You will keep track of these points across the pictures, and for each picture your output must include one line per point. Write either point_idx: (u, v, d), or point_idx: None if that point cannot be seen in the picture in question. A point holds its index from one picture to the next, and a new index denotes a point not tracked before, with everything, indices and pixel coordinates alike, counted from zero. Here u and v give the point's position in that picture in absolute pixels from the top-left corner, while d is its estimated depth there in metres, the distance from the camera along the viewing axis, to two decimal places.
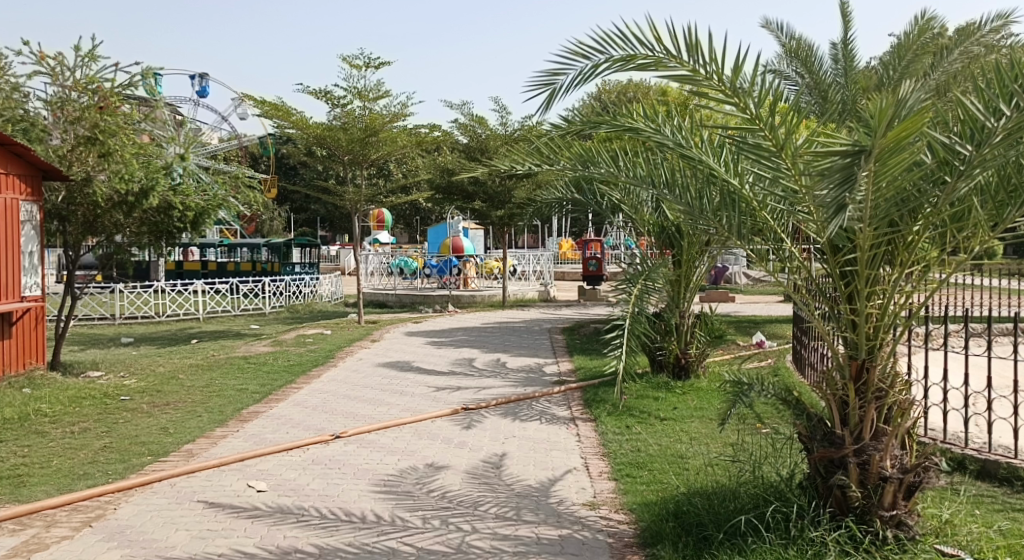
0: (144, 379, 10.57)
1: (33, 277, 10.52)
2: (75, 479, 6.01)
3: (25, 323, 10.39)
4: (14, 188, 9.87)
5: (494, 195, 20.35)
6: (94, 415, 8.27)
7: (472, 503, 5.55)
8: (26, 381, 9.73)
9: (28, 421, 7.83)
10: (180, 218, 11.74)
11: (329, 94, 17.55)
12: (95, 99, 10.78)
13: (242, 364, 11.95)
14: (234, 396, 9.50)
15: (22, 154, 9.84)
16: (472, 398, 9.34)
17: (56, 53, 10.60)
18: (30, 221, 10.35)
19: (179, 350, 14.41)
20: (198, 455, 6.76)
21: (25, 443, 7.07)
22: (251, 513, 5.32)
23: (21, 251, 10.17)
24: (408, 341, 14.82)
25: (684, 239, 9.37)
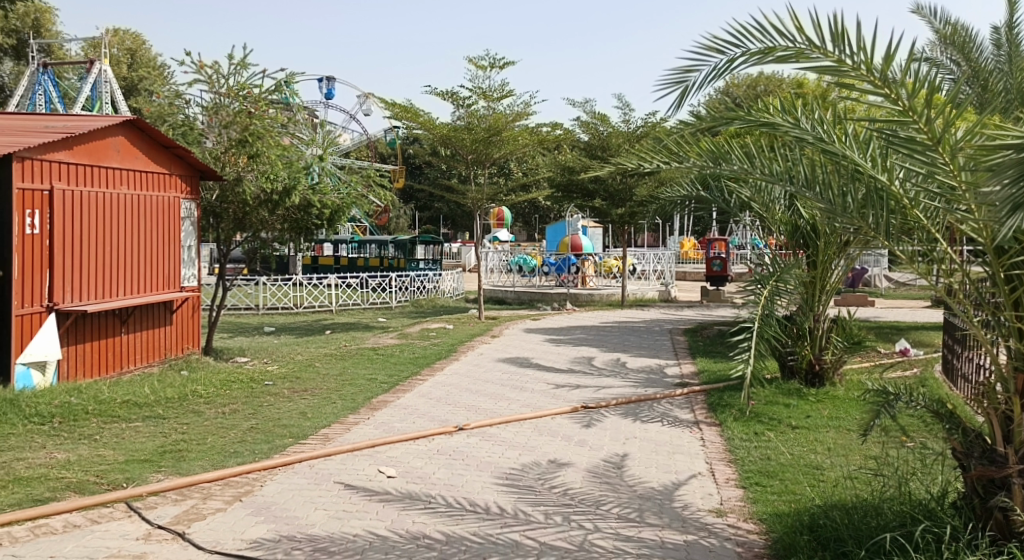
0: (284, 366, 11.21)
1: (191, 270, 11.39)
2: (226, 456, 6.45)
3: (184, 311, 11.25)
4: (175, 187, 10.74)
5: (615, 194, 20.15)
6: (241, 398, 8.87)
7: (594, 503, 5.52)
8: (183, 363, 10.58)
9: (186, 400, 8.47)
10: (318, 215, 12.27)
11: (454, 95, 18.01)
12: (246, 104, 11.63)
13: (371, 355, 12.46)
14: (364, 385, 9.91)
15: (183, 157, 10.67)
16: (592, 397, 9.30)
17: (213, 63, 11.39)
18: (189, 218, 11.18)
19: (314, 340, 15.18)
20: (334, 440, 7.10)
21: (183, 421, 7.66)
22: (382, 497, 5.53)
23: (181, 245, 11.03)
24: (527, 338, 14.95)
25: (820, 239, 8.90)
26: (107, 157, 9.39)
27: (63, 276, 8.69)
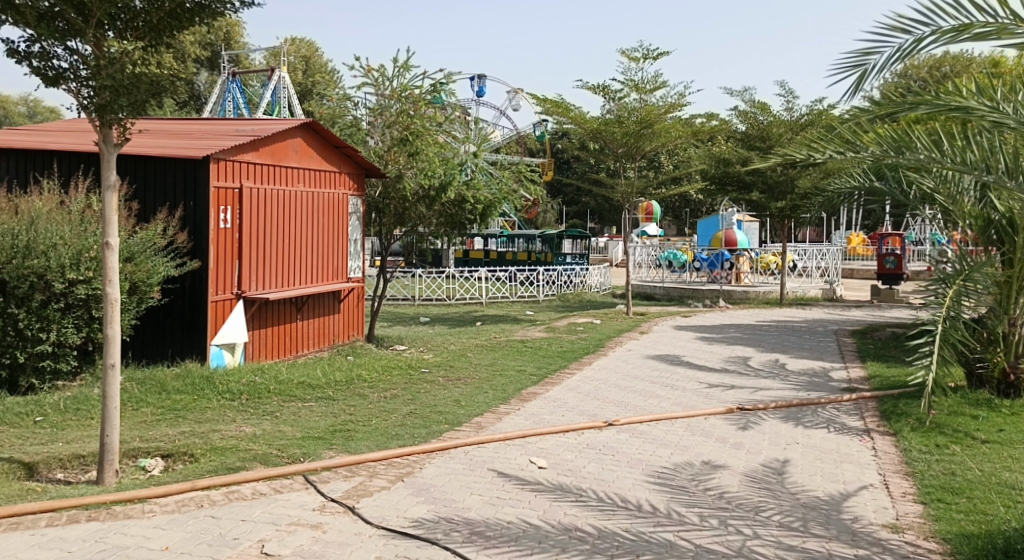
0: (438, 355, 11.60)
1: (357, 262, 12.06)
2: (388, 438, 6.75)
3: (351, 300, 11.92)
4: (344, 184, 11.40)
5: (775, 186, 19.22)
6: (400, 384, 9.26)
7: (753, 508, 5.29)
8: (349, 349, 11.21)
9: (351, 384, 8.96)
10: (471, 210, 12.58)
11: (606, 89, 17.85)
12: (407, 105, 12.15)
13: (521, 347, 12.63)
14: (514, 376, 10.06)
15: (351, 156, 11.30)
16: (749, 399, 8.92)
17: (379, 66, 11.96)
18: (355, 213, 11.84)
19: (466, 331, 15.60)
20: (487, 428, 7.25)
21: (350, 403, 8.12)
22: (535, 487, 5.57)
23: (349, 238, 11.68)
24: (678, 335, 14.59)
25: (1017, 235, 8.05)
26: (287, 158, 10.07)
27: (250, 267, 9.42)
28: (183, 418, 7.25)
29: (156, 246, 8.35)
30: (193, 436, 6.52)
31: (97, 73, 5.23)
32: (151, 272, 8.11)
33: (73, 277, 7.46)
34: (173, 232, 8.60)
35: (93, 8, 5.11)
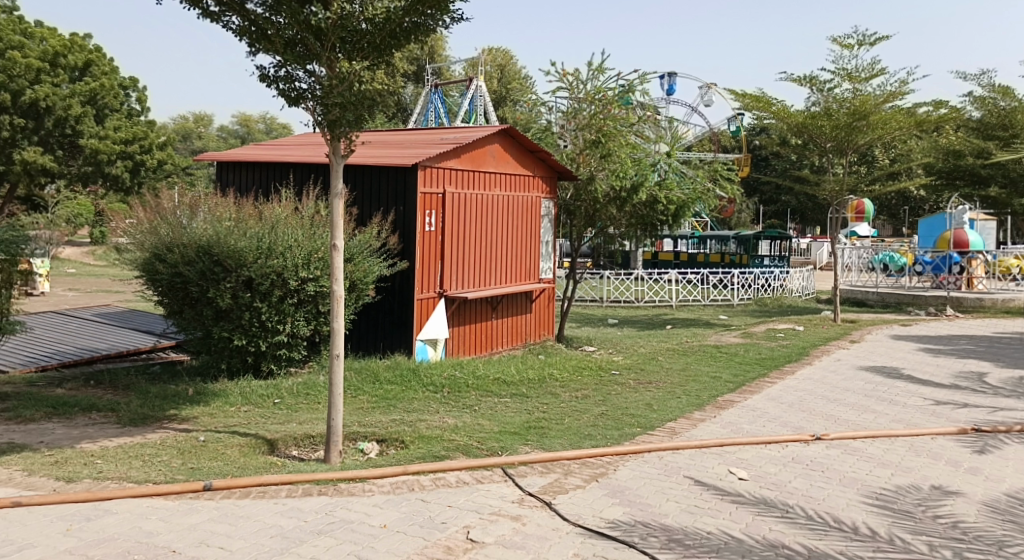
0: (629, 357, 11.45)
1: (548, 263, 12.22)
2: (581, 437, 6.74)
3: (542, 301, 12.12)
4: (537, 187, 11.61)
5: (1017, 179, 17.07)
6: (592, 384, 9.24)
7: (994, 542, 4.67)
8: (541, 348, 11.40)
9: (544, 383, 9.06)
10: (663, 212, 12.18)
11: (813, 80, 16.75)
12: (599, 108, 12.09)
13: (716, 353, 12.15)
14: (709, 382, 9.68)
15: (545, 159, 11.49)
16: (984, 419, 7.94)
17: (573, 70, 12.04)
18: (548, 215, 12.01)
19: (656, 334, 15.30)
20: (681, 434, 7.02)
21: (543, 401, 8.21)
22: (735, 498, 5.30)
23: (541, 240, 11.87)
24: (896, 345, 13.34)
25: None
26: (485, 163, 10.41)
27: (451, 267, 9.86)
28: (394, 407, 7.71)
29: (373, 247, 8.85)
30: (402, 424, 6.90)
31: (326, 92, 5.73)
32: (367, 272, 8.66)
33: (304, 275, 8.16)
34: (386, 234, 9.14)
35: (329, 33, 5.70)
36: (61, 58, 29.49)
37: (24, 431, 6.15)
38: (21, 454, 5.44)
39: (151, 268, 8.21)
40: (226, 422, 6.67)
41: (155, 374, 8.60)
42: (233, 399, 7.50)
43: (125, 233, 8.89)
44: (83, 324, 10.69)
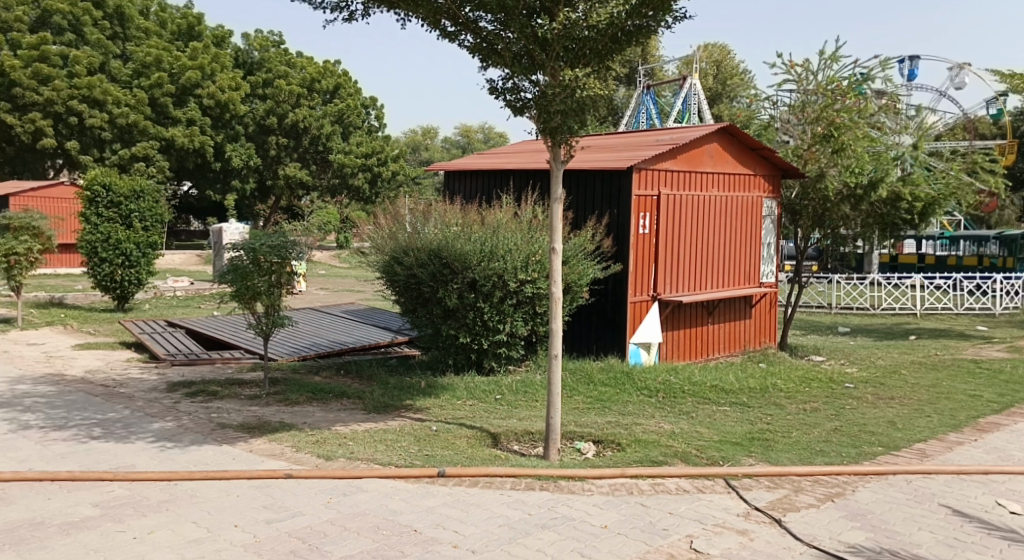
0: (866, 370, 10.50)
1: (770, 266, 11.58)
2: (813, 453, 6.27)
3: (763, 306, 11.51)
4: (759, 187, 11.05)
5: None
6: (822, 397, 8.58)
7: None
8: (761, 356, 10.83)
9: (768, 393, 8.56)
10: (906, 209, 11.36)
11: None
12: (832, 99, 10.99)
13: (972, 368, 10.79)
14: (965, 402, 8.60)
15: (768, 157, 10.90)
16: None
17: (802, 61, 11.31)
18: (771, 216, 11.38)
19: (898, 345, 13.90)
20: (933, 457, 6.29)
21: (767, 412, 7.75)
22: (1004, 534, 4.64)
23: (763, 242, 11.27)
24: None
25: None
26: (703, 163, 10.08)
27: (666, 270, 9.66)
28: (609, 409, 7.68)
29: (588, 250, 8.85)
30: (618, 427, 6.86)
31: (550, 102, 5.79)
32: (582, 274, 8.69)
33: (523, 277, 8.38)
34: (600, 237, 9.12)
35: (554, 43, 5.80)
36: (316, 83, 32.92)
37: (289, 412, 6.89)
38: (288, 432, 6.10)
39: (391, 270, 8.92)
40: (455, 414, 7.02)
41: (393, 367, 9.26)
42: (459, 392, 7.88)
43: (368, 238, 9.72)
44: (334, 320, 11.81)
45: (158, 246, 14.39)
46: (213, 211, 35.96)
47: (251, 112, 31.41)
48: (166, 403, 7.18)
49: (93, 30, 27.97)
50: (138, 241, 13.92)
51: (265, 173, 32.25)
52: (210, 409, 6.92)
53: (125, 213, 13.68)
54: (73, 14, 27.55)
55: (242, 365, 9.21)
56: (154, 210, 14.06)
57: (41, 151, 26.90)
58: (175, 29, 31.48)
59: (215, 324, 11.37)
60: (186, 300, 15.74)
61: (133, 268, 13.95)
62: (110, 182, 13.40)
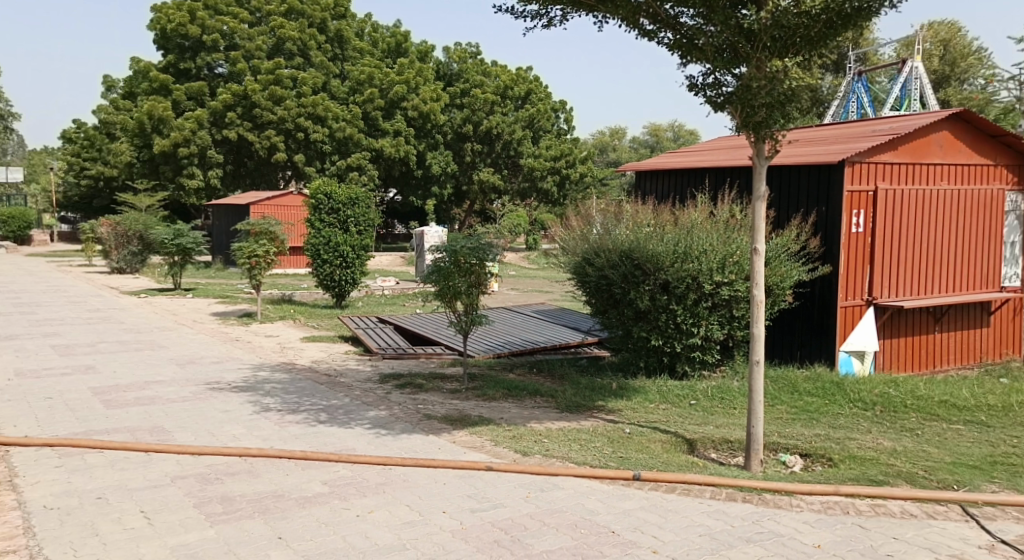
0: None
1: (1013, 268, 10.32)
2: None
3: (1003, 313, 10.28)
4: (999, 178, 9.88)
5: None
6: None
7: None
8: (1001, 370, 9.66)
9: (1013, 412, 7.56)
10: None
11: None
12: None
13: None
14: None
15: (1011, 144, 9.73)
16: None
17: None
18: (1014, 211, 10.16)
19: None
20: None
21: (1013, 433, 6.85)
22: None
23: (1004, 241, 10.06)
24: None
25: None
26: (930, 154, 9.19)
27: (884, 273, 8.89)
28: (818, 421, 7.19)
29: (791, 251, 8.33)
30: (830, 440, 6.40)
31: (753, 96, 5.44)
32: (785, 276, 8.18)
33: (719, 279, 8.05)
34: (806, 237, 8.53)
35: (762, 33, 5.51)
36: (510, 89, 33.95)
37: (489, 407, 7.12)
38: (488, 426, 6.31)
39: (582, 270, 8.94)
40: (648, 418, 6.91)
41: (585, 367, 9.29)
42: (652, 396, 7.73)
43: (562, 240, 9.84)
44: (527, 319, 12.08)
45: (371, 249, 15.46)
46: (416, 216, 38.21)
47: (449, 121, 33.07)
48: (378, 393, 7.70)
49: (317, 53, 30.77)
50: (353, 244, 15.03)
51: (461, 179, 33.81)
52: (416, 401, 7.33)
53: (344, 219, 14.86)
54: (302, 40, 30.44)
55: (444, 360, 9.67)
56: (367, 216, 15.17)
57: (273, 164, 29.70)
58: (385, 48, 33.92)
59: (420, 322, 12.03)
60: (393, 299, 16.82)
61: (349, 269, 15.09)
62: (331, 190, 14.70)
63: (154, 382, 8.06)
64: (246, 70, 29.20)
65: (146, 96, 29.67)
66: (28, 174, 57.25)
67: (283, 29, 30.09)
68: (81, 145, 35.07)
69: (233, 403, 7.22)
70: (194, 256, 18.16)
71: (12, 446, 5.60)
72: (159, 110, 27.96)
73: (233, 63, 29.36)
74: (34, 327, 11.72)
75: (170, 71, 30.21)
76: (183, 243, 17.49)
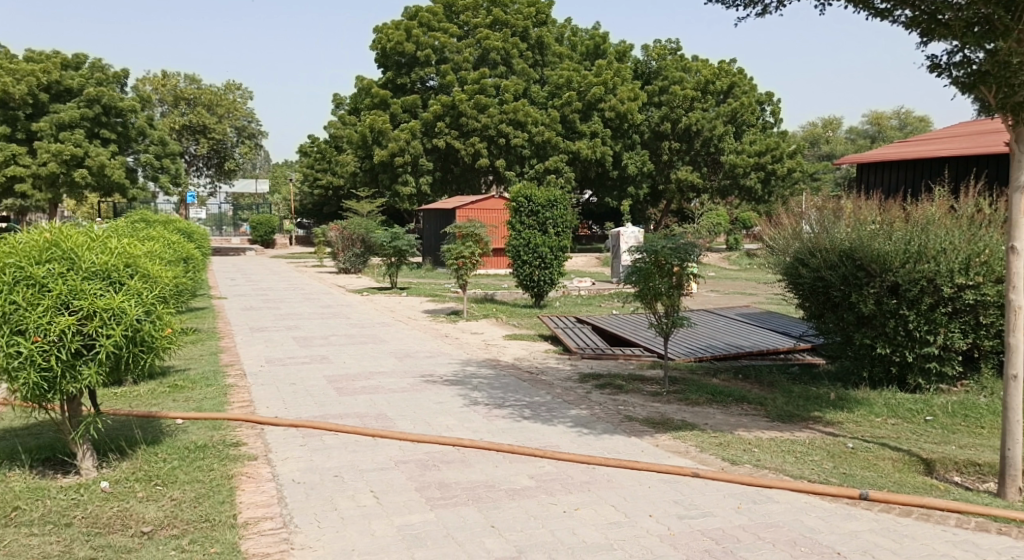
0: None
1: None
2: None
3: None
4: None
5: None
6: None
7: None
8: None
9: None
10: None
11: None
12: None
13: None
14: None
15: None
16: None
17: None
18: None
19: None
20: None
21: None
22: None
23: None
24: None
25: None
26: None
27: None
28: None
29: None
30: None
31: (1013, 74, 4.91)
32: None
33: (961, 282, 7.33)
34: None
35: None
36: (711, 85, 32.98)
37: (692, 412, 7.03)
38: (693, 431, 6.24)
39: (795, 273, 8.64)
40: (874, 433, 6.46)
41: (797, 374, 8.82)
42: (878, 409, 7.23)
43: (780, 246, 9.63)
44: (729, 323, 11.71)
45: (569, 250, 15.71)
46: (612, 217, 38.33)
47: (647, 120, 32.86)
48: (579, 392, 7.87)
49: (518, 60, 31.79)
50: (551, 245, 15.36)
51: (658, 178, 33.45)
52: (618, 402, 7.40)
53: (543, 220, 15.27)
54: (505, 49, 31.53)
55: (643, 362, 9.65)
56: (565, 218, 15.49)
57: (477, 169, 31.09)
58: (584, 50, 34.37)
59: (619, 323, 12.08)
60: (590, 299, 17.02)
61: (548, 269, 15.42)
62: (532, 193, 15.25)
63: (377, 373, 8.81)
64: (454, 81, 30.89)
65: (367, 111, 32.29)
66: (270, 184, 64.38)
67: (488, 39, 31.33)
68: (313, 157, 38.89)
69: (446, 396, 7.72)
70: (408, 257, 19.51)
71: (265, 424, 6.40)
72: (379, 124, 30.39)
73: (443, 76, 31.17)
74: (277, 321, 13.24)
75: (389, 86, 32.71)
76: (399, 245, 18.86)
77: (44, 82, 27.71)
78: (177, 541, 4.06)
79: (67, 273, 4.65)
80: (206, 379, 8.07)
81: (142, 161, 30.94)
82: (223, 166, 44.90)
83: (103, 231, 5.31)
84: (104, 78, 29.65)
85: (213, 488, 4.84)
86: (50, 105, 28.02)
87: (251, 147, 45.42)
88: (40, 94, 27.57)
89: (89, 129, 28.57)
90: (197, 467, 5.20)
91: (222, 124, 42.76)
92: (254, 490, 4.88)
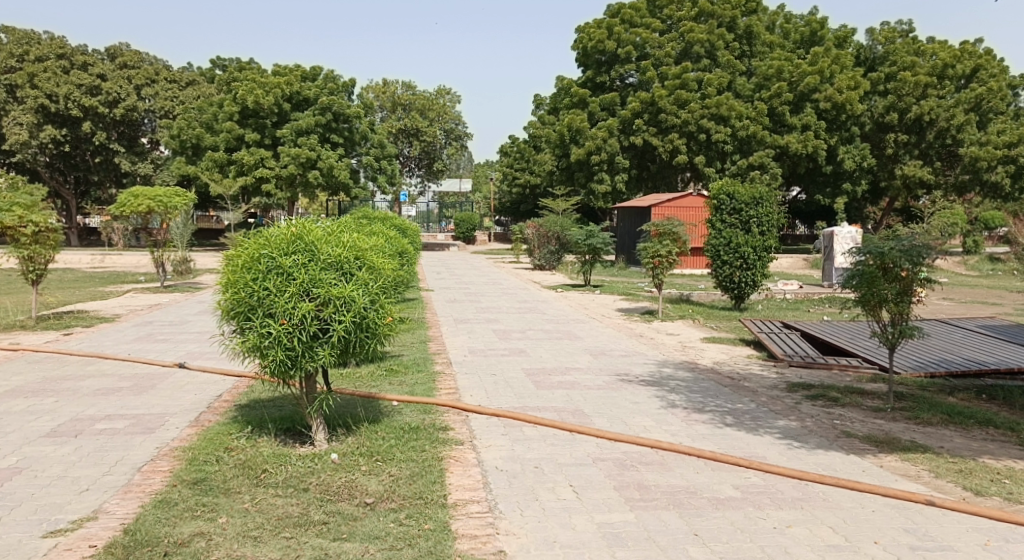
0: None
1: None
2: None
3: None
4: None
5: None
6: None
7: None
8: None
9: None
10: None
11: None
12: None
13: None
14: None
15: None
16: None
17: None
18: None
19: None
20: None
21: None
22: None
23: None
24: None
25: None
26: None
27: None
28: None
29: None
30: None
31: None
32: None
33: None
34: None
35: None
36: (949, 69, 29.87)
37: (923, 433, 6.40)
38: (924, 454, 5.68)
39: None
40: None
41: None
42: None
43: None
44: (968, 336, 10.53)
45: (774, 250, 14.87)
46: (823, 215, 36.06)
47: (869, 110, 30.50)
48: (788, 402, 7.45)
49: (724, 52, 30.71)
50: (755, 245, 14.64)
51: (880, 174, 30.96)
52: (833, 416, 6.89)
53: (746, 219, 14.62)
54: (710, 41, 30.56)
55: (862, 374, 8.93)
56: (770, 216, 14.72)
57: (675, 166, 30.48)
58: (799, 38, 32.56)
59: (832, 331, 11.30)
60: (798, 304, 16.06)
61: (750, 270, 14.74)
62: (734, 190, 14.60)
63: (575, 369, 8.91)
64: (655, 77, 30.32)
65: (566, 110, 32.78)
66: (474, 183, 67.40)
67: (692, 32, 30.49)
68: (513, 157, 40.12)
69: (645, 396, 7.62)
70: (602, 255, 19.48)
71: (470, 412, 6.69)
72: (577, 123, 30.66)
73: (644, 72, 30.81)
74: (479, 313, 13.81)
75: (588, 85, 32.88)
76: (594, 243, 18.88)
77: (286, 93, 30.92)
78: (395, 515, 4.33)
79: (309, 263, 5.11)
80: (417, 366, 8.59)
81: (363, 162, 33.60)
82: (432, 166, 47.63)
83: (336, 226, 5.76)
84: (334, 87, 32.53)
85: (426, 468, 5.13)
86: (291, 114, 31.21)
87: (457, 148, 47.78)
88: (283, 104, 30.79)
89: (321, 134, 31.39)
90: (411, 448, 5.53)
91: (433, 127, 45.36)
92: (461, 474, 5.09)
